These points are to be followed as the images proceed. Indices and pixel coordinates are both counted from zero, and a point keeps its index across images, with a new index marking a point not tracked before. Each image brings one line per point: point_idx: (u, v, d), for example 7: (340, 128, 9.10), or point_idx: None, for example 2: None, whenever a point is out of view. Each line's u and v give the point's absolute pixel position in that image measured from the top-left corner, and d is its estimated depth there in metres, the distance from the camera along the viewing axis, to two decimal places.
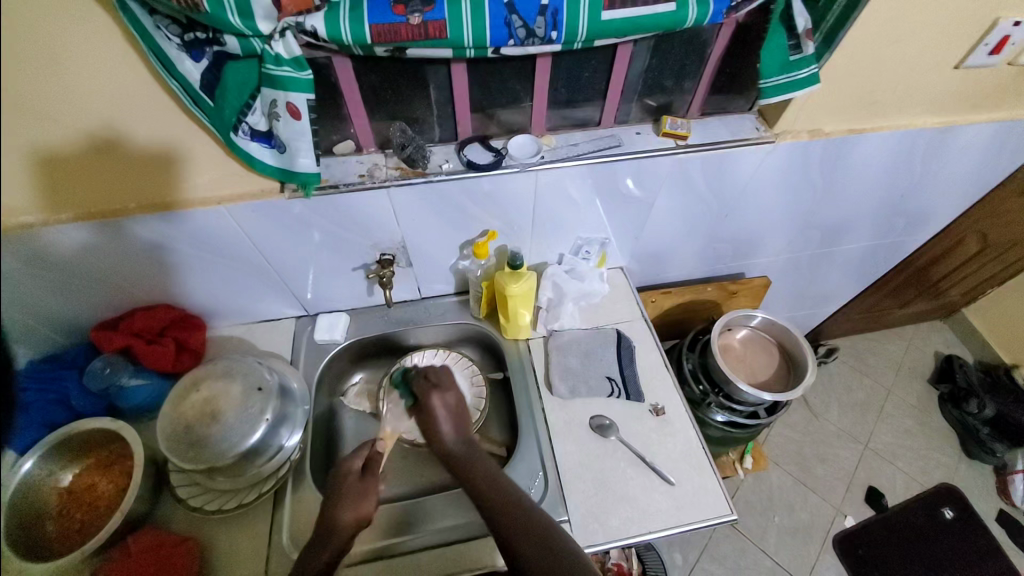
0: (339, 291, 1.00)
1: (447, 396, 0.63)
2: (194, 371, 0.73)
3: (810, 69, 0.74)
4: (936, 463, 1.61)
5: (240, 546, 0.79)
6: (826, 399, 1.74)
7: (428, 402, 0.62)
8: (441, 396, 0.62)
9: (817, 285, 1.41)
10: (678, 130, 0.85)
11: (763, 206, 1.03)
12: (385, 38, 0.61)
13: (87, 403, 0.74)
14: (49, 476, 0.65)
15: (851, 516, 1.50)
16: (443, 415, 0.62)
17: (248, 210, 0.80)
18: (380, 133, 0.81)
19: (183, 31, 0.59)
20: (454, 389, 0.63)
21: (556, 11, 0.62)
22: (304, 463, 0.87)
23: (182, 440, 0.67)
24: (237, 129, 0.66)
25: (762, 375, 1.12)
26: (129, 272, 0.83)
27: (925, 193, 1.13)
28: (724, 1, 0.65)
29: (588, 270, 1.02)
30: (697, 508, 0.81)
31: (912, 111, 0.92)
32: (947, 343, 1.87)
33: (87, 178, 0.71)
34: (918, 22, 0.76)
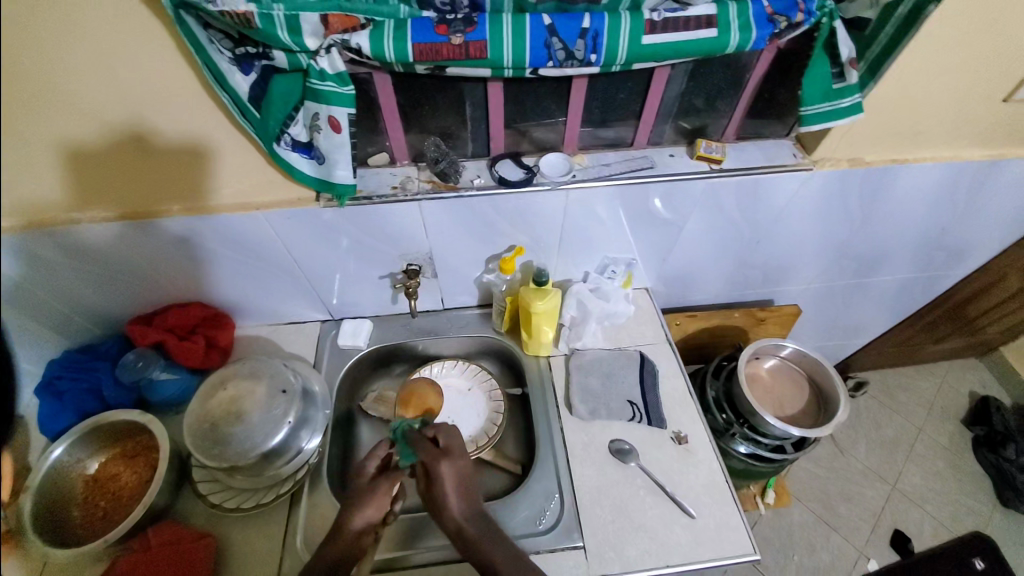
0: (364, 297, 1.01)
1: (457, 464, 0.69)
2: (226, 368, 0.78)
3: (854, 98, 0.72)
4: (970, 510, 1.52)
5: (258, 548, 0.77)
6: (853, 435, 1.66)
7: (434, 466, 0.68)
8: (450, 462, 0.69)
9: (848, 316, 1.36)
10: (713, 154, 0.84)
11: (796, 233, 1.00)
12: (427, 57, 0.62)
13: (120, 395, 0.80)
14: (79, 464, 0.76)
15: (875, 560, 1.43)
16: (448, 483, 0.68)
17: (284, 217, 0.82)
18: (414, 146, 0.83)
19: (234, 46, 0.61)
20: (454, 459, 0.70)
21: (596, 35, 0.62)
22: (323, 467, 0.85)
23: (206, 437, 0.71)
24: (280, 140, 0.68)
25: (790, 408, 1.08)
26: (171, 271, 0.87)
27: (969, 227, 1.08)
28: (768, 29, 0.64)
29: (613, 291, 1.00)
30: (716, 545, 0.79)
31: (957, 144, 0.88)
32: (984, 383, 1.78)
33: (130, 179, 0.75)
34: (967, 54, 0.74)
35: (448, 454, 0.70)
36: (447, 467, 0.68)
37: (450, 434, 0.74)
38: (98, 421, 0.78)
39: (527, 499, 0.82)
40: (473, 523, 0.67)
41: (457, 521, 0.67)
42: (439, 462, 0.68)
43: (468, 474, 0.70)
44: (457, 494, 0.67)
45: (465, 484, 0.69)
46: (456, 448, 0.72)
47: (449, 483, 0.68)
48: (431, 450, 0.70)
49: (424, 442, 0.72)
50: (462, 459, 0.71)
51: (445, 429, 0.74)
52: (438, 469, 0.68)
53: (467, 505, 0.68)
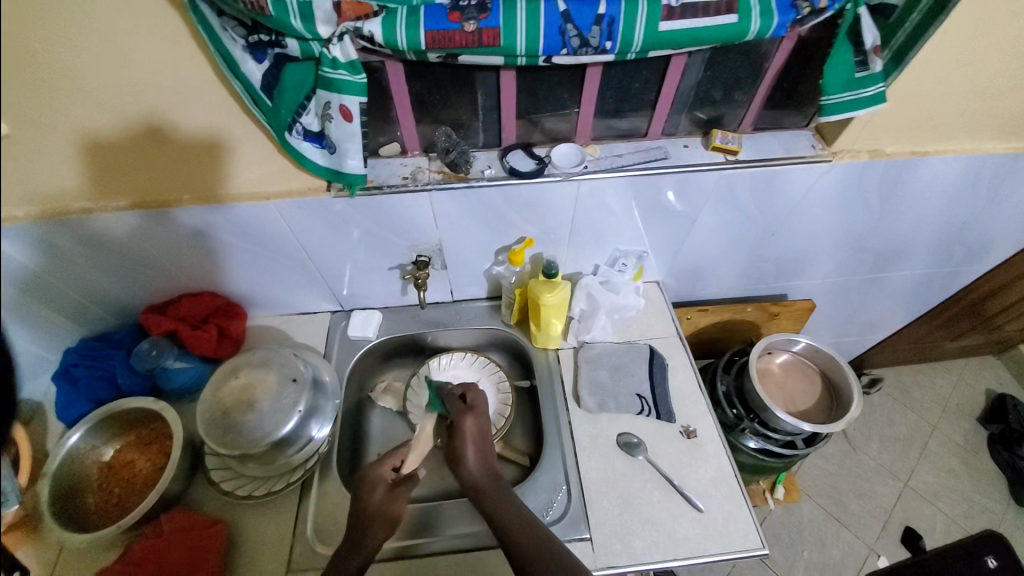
0: (374, 288, 1.01)
1: (479, 420, 0.74)
2: (232, 361, 0.74)
3: (876, 87, 0.70)
4: (983, 509, 1.50)
5: (268, 532, 0.81)
6: (865, 432, 1.65)
7: (459, 421, 0.74)
8: (474, 418, 0.74)
9: (864, 312, 1.34)
10: (728, 144, 0.83)
11: (812, 226, 0.98)
12: (439, 45, 0.61)
13: (135, 383, 0.77)
14: (95, 451, 0.74)
15: (885, 557, 1.42)
16: (466, 438, 0.72)
17: (295, 207, 0.82)
18: (425, 136, 0.82)
19: (248, 33, 0.61)
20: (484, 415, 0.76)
21: (612, 21, 0.61)
22: (331, 456, 0.88)
23: (219, 426, 0.67)
24: (291, 129, 0.68)
25: (802, 404, 1.07)
26: (183, 261, 0.87)
27: (992, 222, 1.05)
28: (790, 15, 0.62)
29: (624, 283, 1.00)
30: (726, 539, 0.78)
31: (982, 135, 0.86)
32: (1001, 381, 1.74)
33: (143, 169, 0.75)
34: (997, 42, 0.71)
35: (472, 410, 0.75)
36: (469, 422, 0.74)
37: (478, 393, 0.78)
38: (118, 407, 0.79)
39: (534, 491, 0.83)
40: (484, 478, 0.70)
41: (470, 472, 0.71)
42: (463, 418, 0.74)
43: (484, 432, 0.75)
44: (474, 451, 0.72)
45: (483, 439, 0.74)
46: (480, 406, 0.77)
47: (468, 438, 0.73)
48: (458, 406, 0.76)
49: (455, 400, 0.77)
50: (483, 416, 0.75)
51: (474, 390, 0.79)
52: (462, 424, 0.73)
53: (483, 462, 0.72)
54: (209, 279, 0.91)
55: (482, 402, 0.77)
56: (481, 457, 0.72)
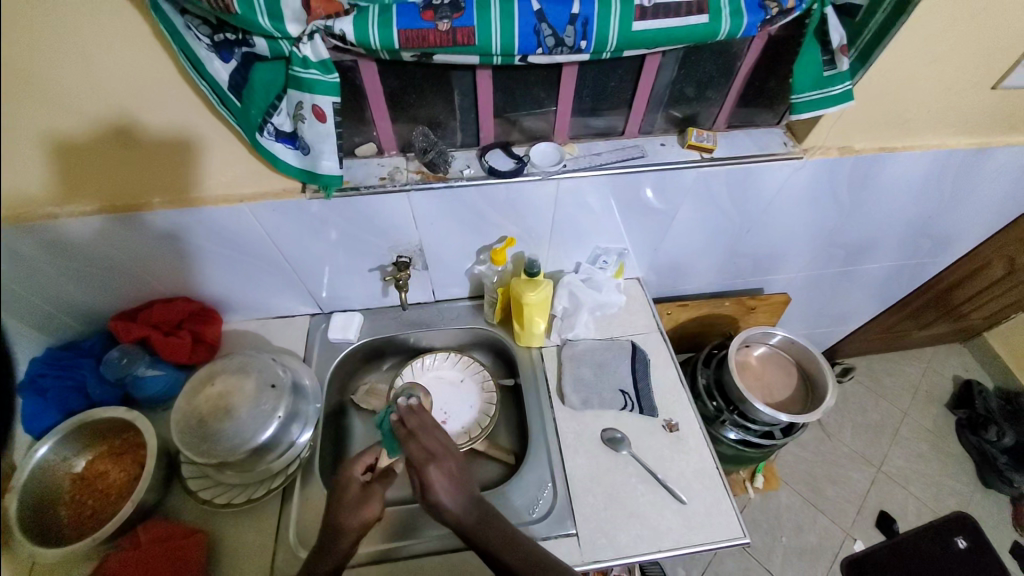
0: (354, 290, 1.00)
1: (446, 466, 0.67)
2: (213, 364, 0.80)
3: (844, 86, 0.72)
4: (952, 491, 1.57)
5: (250, 542, 0.77)
6: (840, 420, 1.70)
7: (423, 474, 0.66)
8: (440, 467, 0.67)
9: (836, 304, 1.38)
10: (704, 143, 0.84)
11: (786, 221, 1.00)
12: (412, 44, 0.60)
13: (105, 393, 0.80)
14: (65, 463, 0.73)
15: (861, 540, 1.47)
16: (438, 489, 0.66)
17: (269, 209, 0.80)
18: (402, 136, 0.81)
19: (213, 32, 0.59)
20: (449, 457, 0.69)
21: (587, 21, 0.61)
22: (314, 462, 0.85)
23: (194, 433, 0.73)
24: (263, 130, 0.66)
25: (779, 395, 1.10)
26: (155, 267, 0.85)
27: (954, 216, 1.09)
28: (759, 15, 0.63)
29: (605, 281, 1.01)
30: (708, 530, 0.80)
31: (945, 132, 0.89)
32: (966, 367, 1.82)
33: (109, 172, 0.73)
34: (955, 42, 0.74)
35: (435, 457, 0.68)
36: (435, 473, 0.66)
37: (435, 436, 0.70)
38: (85, 419, 0.78)
39: (519, 488, 0.83)
40: (471, 518, 0.66)
41: (454, 516, 0.66)
42: (427, 469, 0.67)
43: (459, 470, 0.68)
44: (451, 494, 0.66)
45: (459, 481, 0.68)
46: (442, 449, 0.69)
47: (440, 487, 0.66)
48: (418, 455, 0.68)
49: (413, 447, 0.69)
50: (450, 461, 0.68)
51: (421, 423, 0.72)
52: (427, 475, 0.66)
53: (461, 499, 0.67)
54: (181, 283, 0.89)
55: (442, 445, 0.70)
56: (460, 491, 0.67)
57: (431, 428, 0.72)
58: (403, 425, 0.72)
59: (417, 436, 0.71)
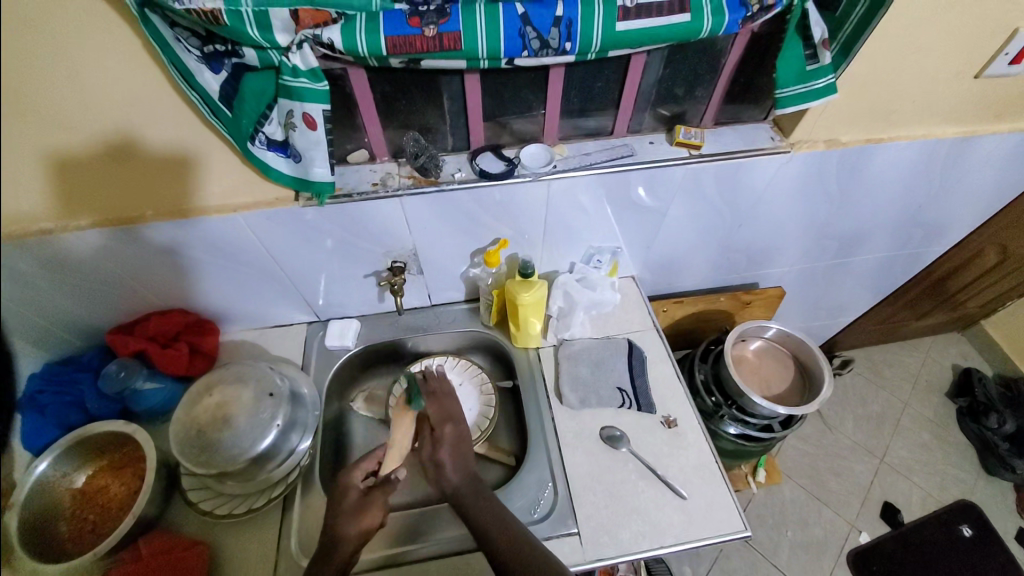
0: (351, 297, 1.01)
1: (456, 428, 0.81)
2: (209, 376, 0.78)
3: (826, 80, 0.73)
4: (955, 479, 1.57)
5: (251, 552, 0.77)
6: (840, 412, 1.70)
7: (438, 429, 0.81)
8: (453, 426, 0.81)
9: (832, 296, 1.38)
10: (692, 140, 0.85)
11: (777, 215, 1.01)
12: (400, 50, 0.61)
13: (103, 406, 0.79)
14: (65, 478, 0.71)
15: (866, 532, 1.46)
16: (445, 446, 0.78)
17: (263, 218, 0.81)
18: (393, 142, 0.82)
19: (202, 44, 0.60)
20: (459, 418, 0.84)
21: (571, 23, 0.62)
22: (314, 469, 0.86)
23: (193, 443, 0.71)
24: (254, 139, 0.67)
25: (777, 388, 1.10)
26: (151, 279, 0.86)
27: (944, 204, 1.10)
28: (740, 12, 0.64)
29: (599, 280, 1.02)
30: (710, 524, 0.80)
31: (931, 121, 0.90)
32: (965, 355, 1.82)
33: (103, 188, 0.73)
34: (935, 33, 0.75)
35: (451, 418, 0.83)
36: (450, 430, 0.81)
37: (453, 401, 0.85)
38: (84, 433, 0.78)
39: (520, 489, 0.83)
40: (466, 484, 0.75)
41: (451, 481, 0.76)
42: (443, 426, 0.81)
43: (462, 439, 0.80)
44: (452, 458, 0.78)
45: (460, 447, 0.79)
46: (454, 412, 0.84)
47: (447, 444, 0.79)
48: (436, 417, 0.82)
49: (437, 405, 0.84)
50: (460, 424, 0.82)
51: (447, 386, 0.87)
52: (442, 430, 0.81)
53: (459, 468, 0.77)
54: (176, 295, 0.89)
55: (454, 410, 0.84)
56: (459, 462, 0.78)
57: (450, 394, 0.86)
58: (427, 385, 0.87)
59: (438, 396, 0.85)
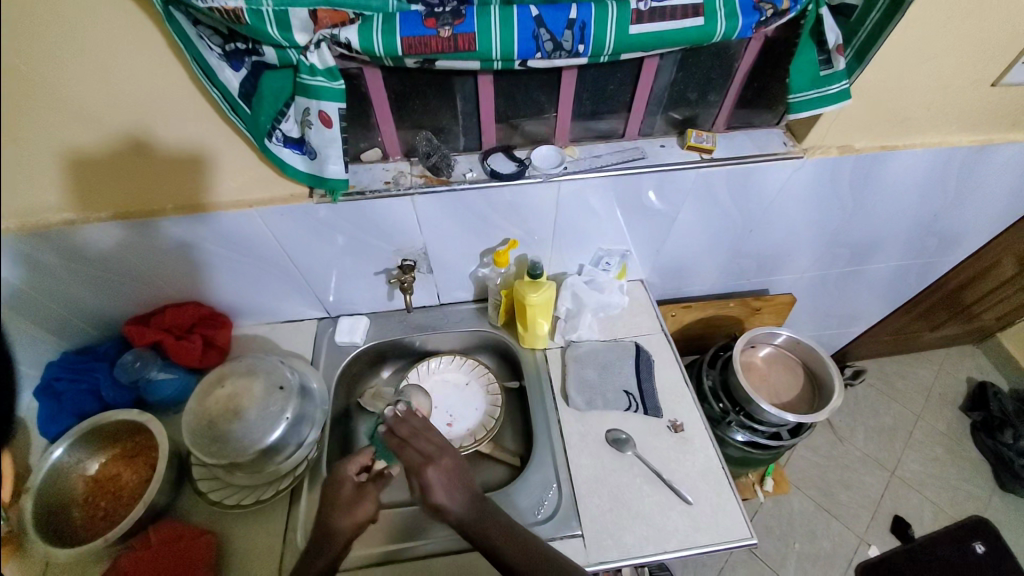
0: (361, 293, 1.02)
1: (442, 467, 0.68)
2: (223, 367, 0.79)
3: (840, 85, 0.73)
4: (968, 495, 1.53)
5: (259, 541, 0.79)
6: (851, 423, 1.67)
7: (421, 473, 0.68)
8: (437, 467, 0.68)
9: (843, 304, 1.37)
10: (704, 143, 0.85)
11: (789, 221, 1.01)
12: (415, 50, 0.62)
13: (116, 395, 0.80)
14: (80, 465, 0.74)
15: (875, 546, 1.44)
16: (437, 487, 0.67)
17: (277, 214, 0.82)
18: (406, 142, 0.83)
19: (224, 42, 0.61)
20: (446, 455, 0.70)
21: (584, 25, 0.62)
22: (320, 463, 0.87)
23: (205, 434, 0.72)
24: (271, 136, 0.68)
25: (786, 396, 1.09)
26: (168, 272, 0.87)
27: (961, 213, 1.09)
28: (754, 16, 0.64)
29: (608, 282, 1.01)
30: (715, 530, 0.79)
31: (947, 128, 0.89)
32: (980, 369, 1.79)
33: (124, 183, 0.75)
34: (953, 38, 0.74)
35: (430, 458, 0.69)
36: (435, 472, 0.68)
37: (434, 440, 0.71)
38: (99, 421, 0.80)
39: (524, 489, 0.83)
40: (471, 511, 0.68)
41: (455, 514, 0.67)
42: (425, 470, 0.68)
43: (457, 472, 0.69)
44: (448, 495, 0.67)
45: (456, 481, 0.68)
46: (437, 452, 0.70)
47: (437, 485, 0.67)
48: (415, 459, 0.69)
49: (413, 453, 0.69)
50: (448, 460, 0.70)
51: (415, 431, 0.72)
52: (426, 476, 0.67)
53: (461, 500, 0.68)
54: (192, 288, 0.91)
55: (438, 446, 0.71)
56: (461, 492, 0.68)
57: (423, 432, 0.73)
58: (393, 434, 0.72)
59: (408, 442, 0.71)
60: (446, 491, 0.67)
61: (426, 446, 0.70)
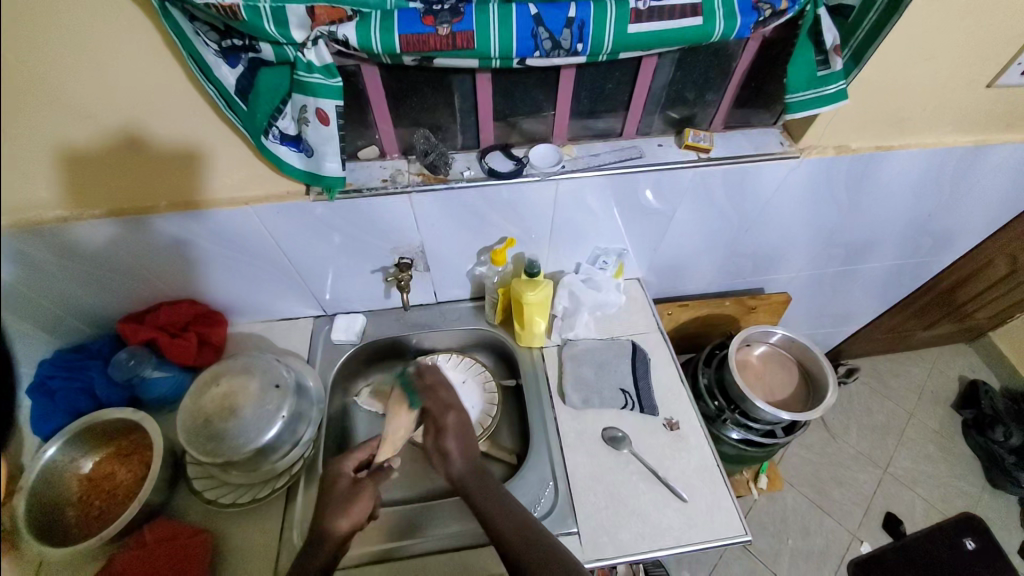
0: (357, 291, 1.01)
1: (459, 417, 0.77)
2: (215, 367, 0.75)
3: (838, 85, 0.73)
4: (959, 492, 1.55)
5: (254, 540, 0.79)
6: (845, 421, 1.69)
7: (441, 418, 0.76)
8: (456, 413, 0.77)
9: (837, 303, 1.38)
10: (701, 143, 0.85)
11: (785, 220, 1.01)
12: (413, 48, 0.62)
13: (112, 394, 0.80)
14: (73, 464, 0.74)
15: (867, 542, 1.45)
16: (451, 431, 0.75)
17: (273, 212, 0.82)
18: (404, 140, 0.83)
19: (220, 38, 0.61)
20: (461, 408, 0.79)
21: (583, 24, 0.62)
22: (317, 462, 0.86)
23: (200, 432, 0.69)
24: (268, 133, 0.68)
25: (781, 394, 1.10)
26: (163, 270, 0.86)
27: (954, 213, 1.10)
28: (752, 16, 0.64)
29: (605, 280, 1.02)
30: (710, 527, 0.80)
31: (941, 130, 0.89)
32: (972, 367, 1.81)
33: (117, 180, 0.74)
34: (950, 39, 0.74)
35: (451, 406, 0.78)
36: (453, 418, 0.76)
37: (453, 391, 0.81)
38: (91, 420, 0.79)
39: (521, 487, 0.83)
40: (472, 475, 0.72)
41: (457, 468, 0.73)
42: (445, 415, 0.76)
43: (466, 426, 0.77)
44: (458, 446, 0.74)
45: (466, 436, 0.76)
46: (456, 402, 0.79)
47: (451, 432, 0.75)
48: (436, 405, 0.78)
49: (437, 397, 0.79)
50: (463, 413, 0.78)
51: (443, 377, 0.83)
52: (444, 419, 0.76)
53: (466, 458, 0.74)
54: (187, 285, 0.90)
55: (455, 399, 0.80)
56: (466, 451, 0.74)
57: (445, 383, 0.82)
58: (421, 379, 0.82)
59: (436, 388, 0.81)
60: (454, 440, 0.74)
61: (450, 396, 0.80)
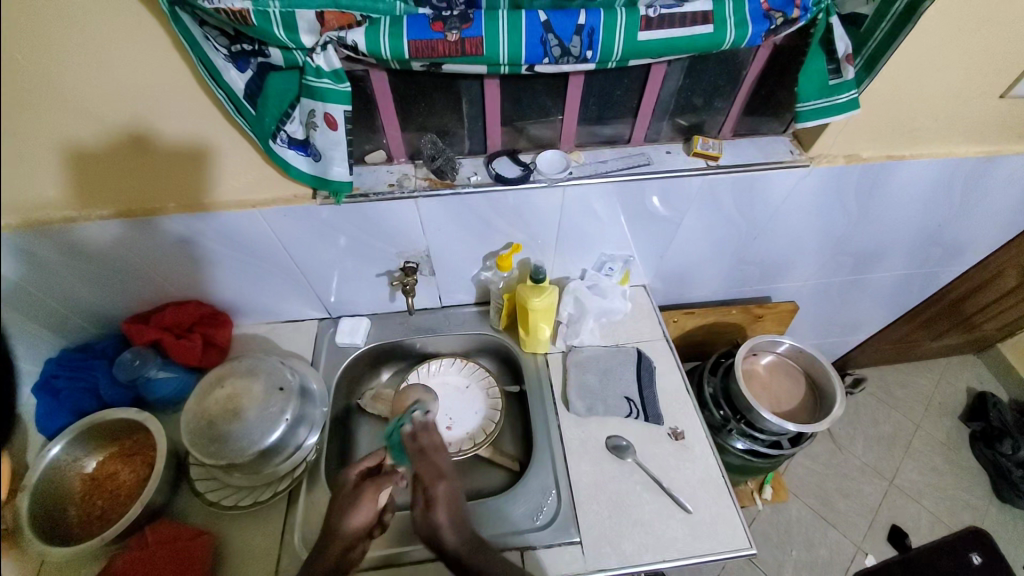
0: (362, 295, 1.01)
1: (451, 486, 0.64)
2: (224, 366, 0.80)
3: (850, 94, 0.72)
4: (966, 505, 1.53)
5: (256, 544, 0.77)
6: (851, 431, 1.67)
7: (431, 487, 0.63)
8: (446, 483, 0.64)
9: (845, 313, 1.36)
10: (710, 150, 0.84)
11: (793, 229, 1.00)
12: (422, 54, 0.62)
13: (116, 394, 0.81)
14: (76, 463, 0.76)
15: (872, 555, 1.44)
16: (441, 505, 0.62)
17: (280, 214, 0.82)
18: (411, 144, 0.83)
19: (230, 43, 0.61)
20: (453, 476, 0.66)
21: (592, 31, 0.62)
22: (319, 466, 0.85)
23: (204, 436, 0.74)
24: (276, 137, 0.68)
25: (787, 405, 1.09)
26: (171, 270, 0.87)
27: (966, 224, 1.08)
28: (764, 24, 0.64)
29: (610, 287, 1.01)
30: (713, 539, 0.79)
31: (953, 140, 0.88)
32: (980, 379, 1.78)
33: (126, 181, 0.75)
34: (963, 49, 0.73)
35: (443, 475, 0.65)
36: (444, 487, 0.63)
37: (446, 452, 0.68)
38: (94, 420, 0.79)
39: (523, 495, 0.83)
40: (467, 544, 0.61)
41: (451, 544, 0.60)
42: (436, 484, 0.63)
43: (457, 498, 0.64)
44: (449, 517, 0.61)
45: (456, 509, 0.63)
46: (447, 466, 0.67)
47: (442, 503, 0.62)
48: (427, 471, 0.65)
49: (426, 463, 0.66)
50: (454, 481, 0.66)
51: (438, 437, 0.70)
52: (434, 489, 0.63)
53: (460, 530, 0.62)
54: (195, 287, 0.91)
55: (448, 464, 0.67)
56: (458, 524, 0.62)
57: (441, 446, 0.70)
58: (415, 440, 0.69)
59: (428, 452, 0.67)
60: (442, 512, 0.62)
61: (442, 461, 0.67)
